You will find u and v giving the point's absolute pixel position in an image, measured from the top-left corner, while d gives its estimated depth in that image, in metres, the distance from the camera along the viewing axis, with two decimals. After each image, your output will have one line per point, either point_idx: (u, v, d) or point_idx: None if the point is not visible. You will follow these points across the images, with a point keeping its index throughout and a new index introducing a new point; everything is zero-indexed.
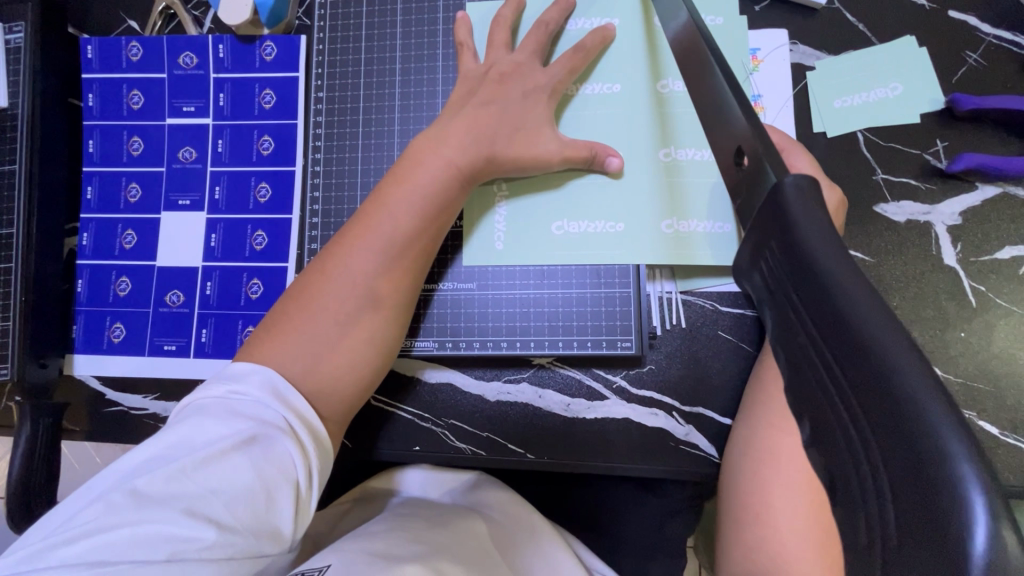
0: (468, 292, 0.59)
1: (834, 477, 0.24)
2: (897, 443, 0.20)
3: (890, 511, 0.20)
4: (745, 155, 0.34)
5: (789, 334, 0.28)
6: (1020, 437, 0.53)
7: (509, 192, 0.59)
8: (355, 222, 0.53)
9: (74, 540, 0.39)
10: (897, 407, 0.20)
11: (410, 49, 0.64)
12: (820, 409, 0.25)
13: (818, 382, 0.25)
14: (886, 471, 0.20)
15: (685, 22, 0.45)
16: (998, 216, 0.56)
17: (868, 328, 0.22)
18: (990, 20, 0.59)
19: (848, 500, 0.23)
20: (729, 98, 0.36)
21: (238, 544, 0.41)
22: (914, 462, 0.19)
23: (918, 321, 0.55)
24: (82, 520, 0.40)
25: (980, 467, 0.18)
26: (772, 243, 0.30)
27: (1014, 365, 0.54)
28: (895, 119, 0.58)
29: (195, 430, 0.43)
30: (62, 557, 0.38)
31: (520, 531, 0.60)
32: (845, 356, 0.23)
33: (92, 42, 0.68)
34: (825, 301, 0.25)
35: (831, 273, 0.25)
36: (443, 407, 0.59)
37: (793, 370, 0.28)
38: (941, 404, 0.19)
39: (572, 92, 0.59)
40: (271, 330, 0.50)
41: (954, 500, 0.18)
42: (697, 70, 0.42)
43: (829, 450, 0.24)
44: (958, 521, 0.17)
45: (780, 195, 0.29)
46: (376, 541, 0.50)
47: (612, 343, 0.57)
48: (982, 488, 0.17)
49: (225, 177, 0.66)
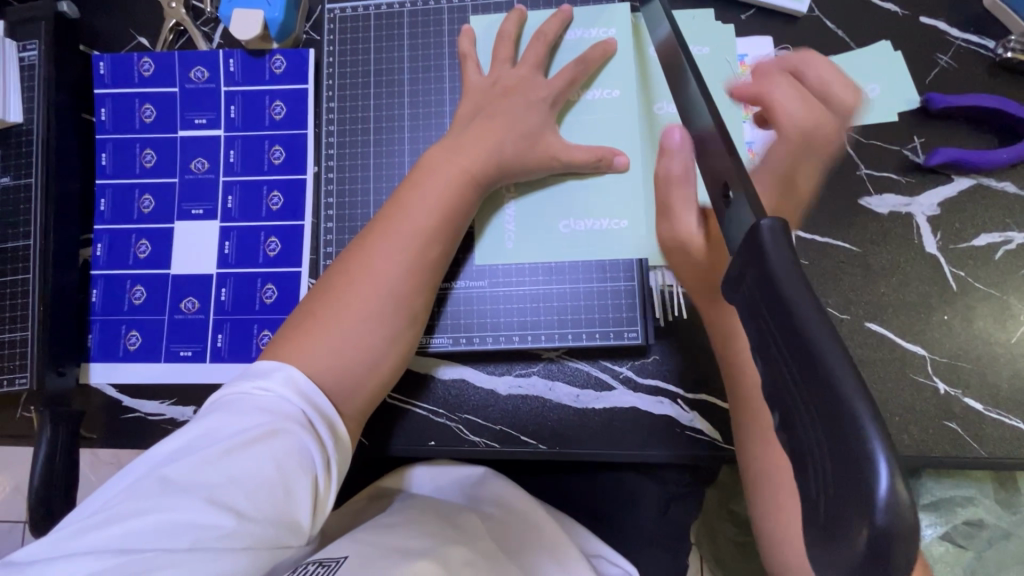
0: (481, 289, 0.62)
1: (795, 453, 0.23)
2: (827, 429, 0.21)
3: (826, 483, 0.21)
4: (713, 157, 0.36)
5: (730, 297, 0.29)
6: (1002, 411, 0.57)
7: (518, 194, 0.62)
8: (375, 225, 0.56)
9: (104, 524, 0.41)
10: (824, 377, 0.21)
11: (417, 60, 0.67)
12: (764, 350, 0.25)
13: (761, 338, 0.26)
14: (813, 424, 0.22)
15: (665, 35, 0.48)
16: (974, 206, 0.60)
17: (809, 333, 0.23)
18: (958, 25, 0.63)
19: (801, 468, 0.22)
20: (699, 107, 0.40)
21: (258, 533, 0.43)
22: (843, 448, 0.20)
23: (904, 305, 0.59)
24: (111, 507, 0.42)
25: (883, 435, 0.20)
26: (738, 271, 0.28)
27: (994, 344, 0.58)
28: (874, 118, 0.62)
29: (220, 422, 0.46)
30: (94, 541, 0.40)
31: (527, 527, 0.62)
32: (782, 317, 0.24)
33: (105, 58, 0.69)
34: (779, 312, 0.24)
35: (792, 298, 0.24)
36: (457, 403, 0.61)
37: (740, 315, 0.28)
38: (864, 398, 0.20)
39: (575, 97, 0.62)
40: (297, 331, 0.52)
41: (864, 459, 0.19)
42: (675, 77, 0.45)
43: (788, 423, 0.23)
44: (867, 477, 0.19)
45: (755, 236, 0.27)
46: (397, 536, 0.51)
47: (618, 333, 0.60)
48: (884, 444, 0.19)
49: (238, 186, 0.68)
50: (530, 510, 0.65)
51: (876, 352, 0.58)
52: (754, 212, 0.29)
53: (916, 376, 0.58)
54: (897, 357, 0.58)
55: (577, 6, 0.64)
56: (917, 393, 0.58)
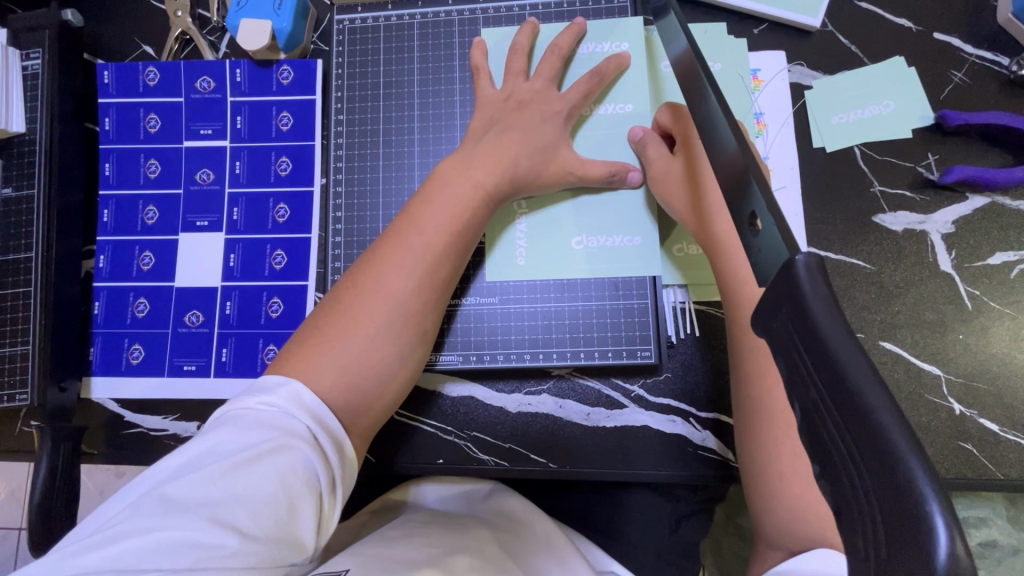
0: (491, 306, 0.61)
1: (841, 503, 0.23)
2: (879, 478, 0.21)
3: (877, 539, 0.21)
4: (735, 180, 0.35)
5: (761, 332, 0.28)
6: (1018, 433, 0.56)
7: (529, 210, 0.61)
8: (385, 239, 0.55)
9: (103, 544, 0.39)
10: (875, 433, 0.21)
11: (427, 72, 0.66)
12: (801, 394, 0.25)
13: (796, 379, 0.25)
14: (861, 476, 0.22)
15: (683, 49, 0.47)
16: (989, 224, 0.60)
17: (857, 385, 0.22)
18: (972, 41, 0.63)
19: (846, 517, 0.23)
20: (721, 123, 0.37)
21: (261, 554, 0.41)
22: (898, 509, 0.20)
23: (920, 325, 0.58)
24: (112, 526, 0.41)
25: (934, 483, 0.20)
26: (771, 305, 0.27)
27: (1009, 364, 0.57)
28: (888, 135, 0.61)
29: (223, 439, 0.45)
30: (90, 562, 0.39)
31: (539, 539, 0.61)
32: (825, 365, 0.24)
33: (109, 67, 0.68)
34: (820, 359, 0.24)
35: (835, 347, 0.23)
36: (465, 420, 0.60)
37: (772, 351, 0.27)
38: (917, 456, 0.21)
39: (587, 111, 0.61)
40: (303, 348, 0.51)
41: (919, 514, 0.20)
42: (693, 93, 0.43)
43: (831, 472, 0.24)
44: (926, 540, 0.20)
45: (789, 272, 0.26)
46: (403, 549, 0.51)
47: (631, 352, 0.59)
48: (940, 505, 0.20)
49: (244, 198, 0.67)
50: (539, 524, 0.64)
51: (891, 371, 0.58)
52: (788, 245, 0.28)
53: (932, 397, 0.57)
54: (913, 377, 0.57)
55: (590, 20, 0.64)
56: (932, 414, 0.57)
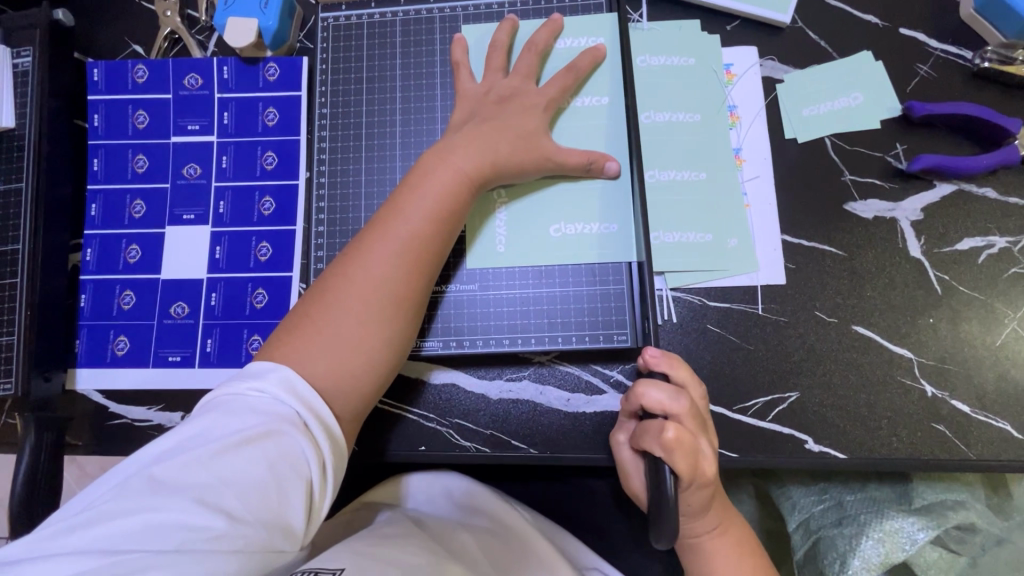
0: (471, 293, 0.62)
1: None
2: None
3: None
4: None
5: None
6: (989, 414, 0.57)
7: (509, 199, 0.62)
8: (373, 226, 0.56)
9: (90, 524, 0.40)
10: None
11: (409, 67, 0.68)
12: None
13: None
14: None
15: None
16: (956, 211, 0.61)
17: None
18: (936, 36, 0.65)
19: None
20: None
21: (250, 536, 0.42)
22: None
23: (889, 308, 0.60)
24: (100, 505, 0.41)
25: None
26: None
27: (978, 346, 0.58)
28: (856, 126, 0.63)
29: (215, 423, 0.45)
30: (78, 542, 0.40)
31: (517, 544, 0.61)
32: None
33: (99, 65, 0.70)
34: None
35: None
36: (448, 407, 0.61)
37: None
38: None
39: (565, 104, 0.63)
40: (292, 334, 0.52)
41: None
42: None
43: None
44: None
45: None
46: (389, 550, 0.50)
47: (608, 336, 0.60)
48: None
49: (229, 192, 0.68)
50: (515, 524, 0.64)
51: (865, 354, 0.59)
52: None
53: (905, 379, 0.58)
54: (885, 360, 0.59)
55: (567, 17, 0.66)
56: (905, 396, 0.58)
